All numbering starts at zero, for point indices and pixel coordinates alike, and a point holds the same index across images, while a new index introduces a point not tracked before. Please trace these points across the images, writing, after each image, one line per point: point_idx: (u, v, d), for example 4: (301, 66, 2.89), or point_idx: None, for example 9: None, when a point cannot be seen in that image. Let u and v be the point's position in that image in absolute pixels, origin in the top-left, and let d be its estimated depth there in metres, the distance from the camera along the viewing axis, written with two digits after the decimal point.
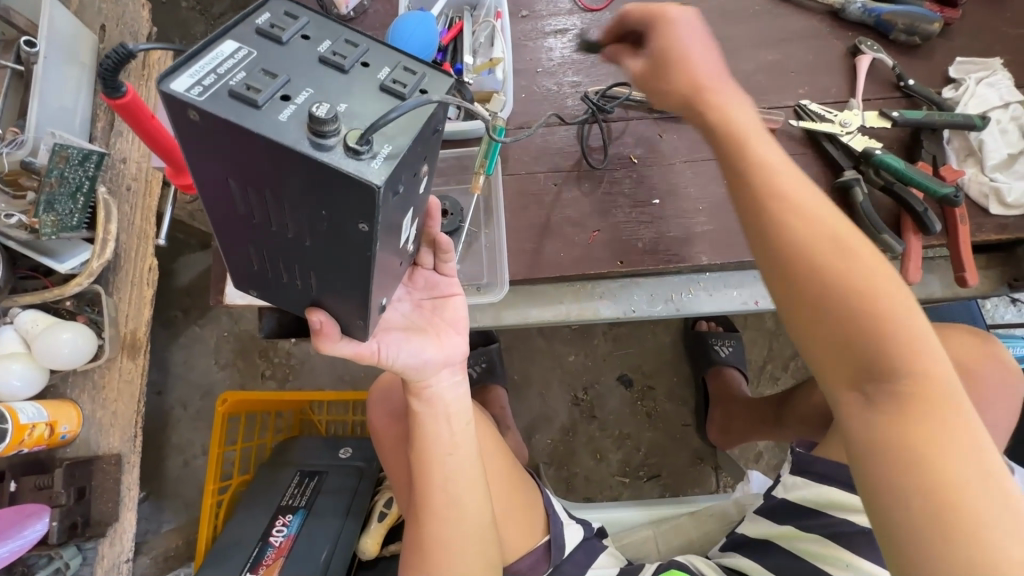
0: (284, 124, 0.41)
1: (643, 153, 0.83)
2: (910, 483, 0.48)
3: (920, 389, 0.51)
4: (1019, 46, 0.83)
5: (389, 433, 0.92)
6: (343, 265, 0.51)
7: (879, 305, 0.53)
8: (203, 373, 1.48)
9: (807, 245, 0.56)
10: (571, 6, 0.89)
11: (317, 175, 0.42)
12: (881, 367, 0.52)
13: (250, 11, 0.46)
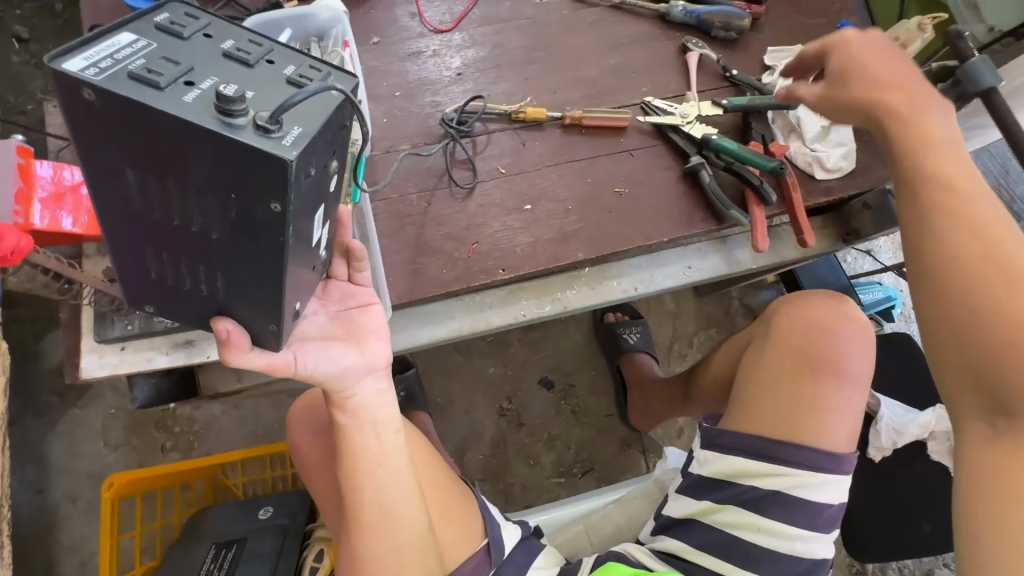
0: (187, 104, 0.41)
1: (509, 163, 0.86)
2: (1018, 486, 0.53)
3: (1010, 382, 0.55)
4: (815, 33, 0.95)
5: (311, 453, 0.85)
6: (256, 255, 0.49)
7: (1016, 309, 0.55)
8: (91, 458, 1.33)
9: (951, 247, 0.59)
10: (421, 29, 0.91)
11: (225, 154, 0.42)
12: (980, 376, 0.56)
13: (147, 10, 0.46)
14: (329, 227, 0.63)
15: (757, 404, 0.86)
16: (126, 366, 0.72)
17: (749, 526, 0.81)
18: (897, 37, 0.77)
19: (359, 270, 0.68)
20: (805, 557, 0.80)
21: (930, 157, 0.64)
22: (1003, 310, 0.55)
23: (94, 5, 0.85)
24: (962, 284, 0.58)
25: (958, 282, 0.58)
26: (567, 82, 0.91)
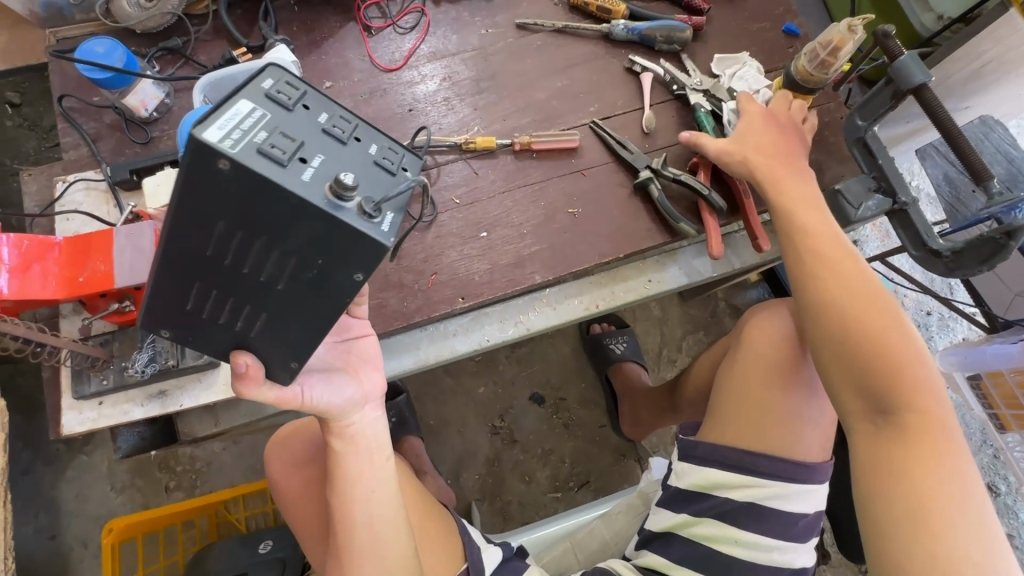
0: (307, 183, 0.46)
1: (463, 192, 0.88)
2: (901, 464, 0.64)
3: (878, 388, 0.67)
4: (760, 38, 0.96)
5: (295, 483, 0.85)
6: (309, 306, 0.53)
7: (875, 333, 0.69)
8: (99, 502, 1.37)
9: (846, 301, 0.71)
10: (371, 70, 0.94)
11: (328, 230, 0.47)
12: (860, 386, 0.68)
13: (252, 76, 0.49)
14: None
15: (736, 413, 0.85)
16: (105, 420, 0.76)
17: (724, 538, 0.79)
18: (831, 40, 0.78)
19: (355, 304, 0.70)
20: (784, 567, 0.79)
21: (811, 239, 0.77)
22: (866, 335, 0.69)
23: (61, 75, 0.90)
24: (840, 319, 0.71)
25: (835, 319, 0.71)
26: (516, 108, 0.93)
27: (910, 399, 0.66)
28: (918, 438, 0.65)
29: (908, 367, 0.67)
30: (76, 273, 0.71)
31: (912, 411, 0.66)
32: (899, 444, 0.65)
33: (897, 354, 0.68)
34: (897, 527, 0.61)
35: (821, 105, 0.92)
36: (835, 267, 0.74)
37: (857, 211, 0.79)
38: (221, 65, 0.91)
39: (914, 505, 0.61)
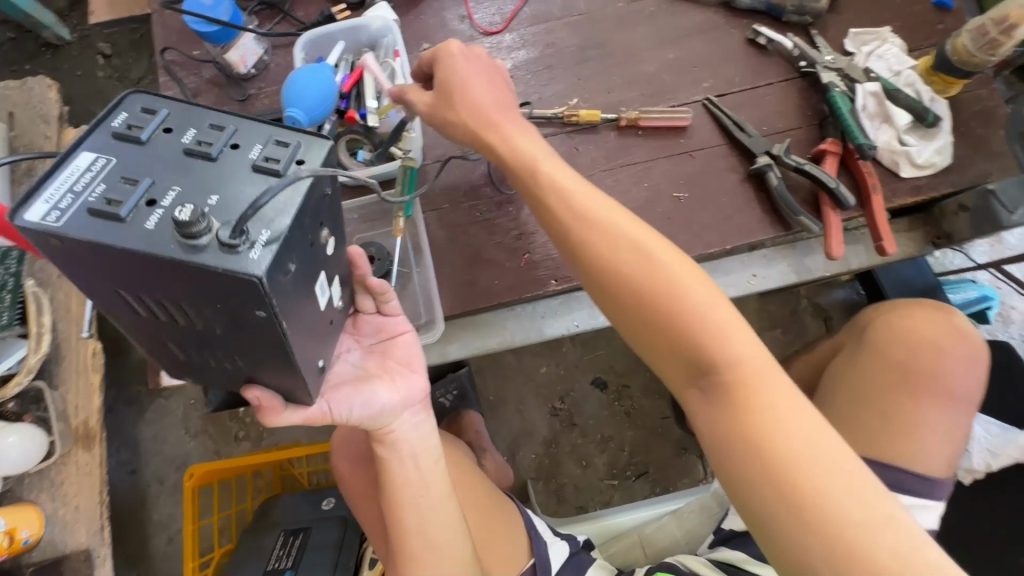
0: (154, 232, 0.40)
1: (562, 169, 0.83)
2: (748, 455, 0.53)
3: (710, 368, 0.55)
4: (905, 11, 0.85)
5: (358, 478, 0.87)
6: (251, 346, 0.49)
7: (668, 303, 0.57)
8: (174, 444, 1.45)
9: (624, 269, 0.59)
10: (470, 33, 0.89)
11: (205, 280, 0.41)
12: (699, 366, 0.56)
13: (102, 115, 0.44)
14: (341, 273, 0.59)
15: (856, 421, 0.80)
16: None
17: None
18: (1007, 16, 0.69)
19: (384, 303, 0.64)
20: None
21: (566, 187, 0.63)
22: (662, 306, 0.57)
23: (165, 27, 0.90)
24: (638, 294, 0.58)
25: (608, 284, 0.60)
26: (622, 80, 0.86)
27: (718, 368, 0.55)
28: (757, 423, 0.53)
29: (721, 341, 0.55)
30: None
31: (775, 393, 0.54)
32: (772, 427, 0.53)
33: (706, 323, 0.56)
34: (778, 518, 0.52)
35: (971, 91, 0.82)
36: (626, 242, 0.60)
37: (1012, 217, 0.71)
38: (319, 22, 0.88)
39: (790, 492, 0.51)
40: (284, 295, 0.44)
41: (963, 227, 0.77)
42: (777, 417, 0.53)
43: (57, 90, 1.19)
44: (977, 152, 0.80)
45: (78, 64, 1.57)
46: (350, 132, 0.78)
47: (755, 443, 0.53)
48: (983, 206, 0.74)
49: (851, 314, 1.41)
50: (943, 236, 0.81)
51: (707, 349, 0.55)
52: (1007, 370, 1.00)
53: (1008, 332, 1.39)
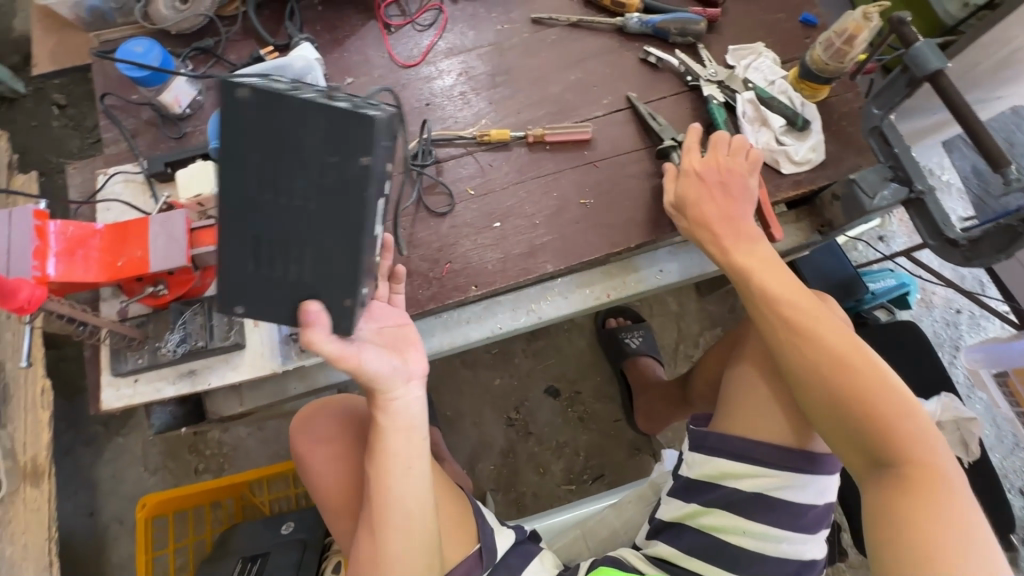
0: (308, 98, 0.54)
1: (478, 184, 0.90)
2: (850, 410, 0.67)
3: (800, 353, 0.71)
4: (777, 28, 0.96)
5: (335, 449, 0.88)
6: (341, 225, 0.58)
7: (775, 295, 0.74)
8: (134, 482, 1.45)
9: (803, 326, 0.72)
10: (391, 67, 0.97)
11: (336, 123, 0.54)
12: (787, 347, 0.72)
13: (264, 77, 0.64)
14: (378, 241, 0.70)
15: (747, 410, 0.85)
16: (139, 397, 0.80)
17: (734, 528, 0.79)
18: (846, 29, 0.78)
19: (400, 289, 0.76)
20: (793, 558, 0.79)
21: (748, 258, 0.77)
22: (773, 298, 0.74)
23: (104, 74, 0.96)
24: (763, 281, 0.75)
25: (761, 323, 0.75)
26: (530, 101, 0.94)
27: (803, 358, 0.71)
28: (861, 388, 0.67)
29: (812, 322, 0.72)
30: (115, 258, 0.76)
31: (854, 367, 0.69)
32: (847, 386, 0.68)
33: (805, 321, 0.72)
34: (864, 449, 0.67)
35: (838, 95, 0.91)
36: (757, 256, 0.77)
37: (873, 201, 0.79)
38: (249, 63, 0.95)
39: (872, 431, 0.66)
40: (380, 158, 0.57)
41: (839, 214, 0.85)
42: (899, 444, 0.65)
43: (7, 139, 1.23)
44: (847, 148, 0.89)
45: (34, 114, 1.62)
46: None
47: (866, 404, 0.67)
48: (850, 193, 0.82)
49: None
50: (827, 224, 0.89)
51: (804, 337, 0.71)
52: (910, 346, 1.08)
53: (930, 316, 1.48)
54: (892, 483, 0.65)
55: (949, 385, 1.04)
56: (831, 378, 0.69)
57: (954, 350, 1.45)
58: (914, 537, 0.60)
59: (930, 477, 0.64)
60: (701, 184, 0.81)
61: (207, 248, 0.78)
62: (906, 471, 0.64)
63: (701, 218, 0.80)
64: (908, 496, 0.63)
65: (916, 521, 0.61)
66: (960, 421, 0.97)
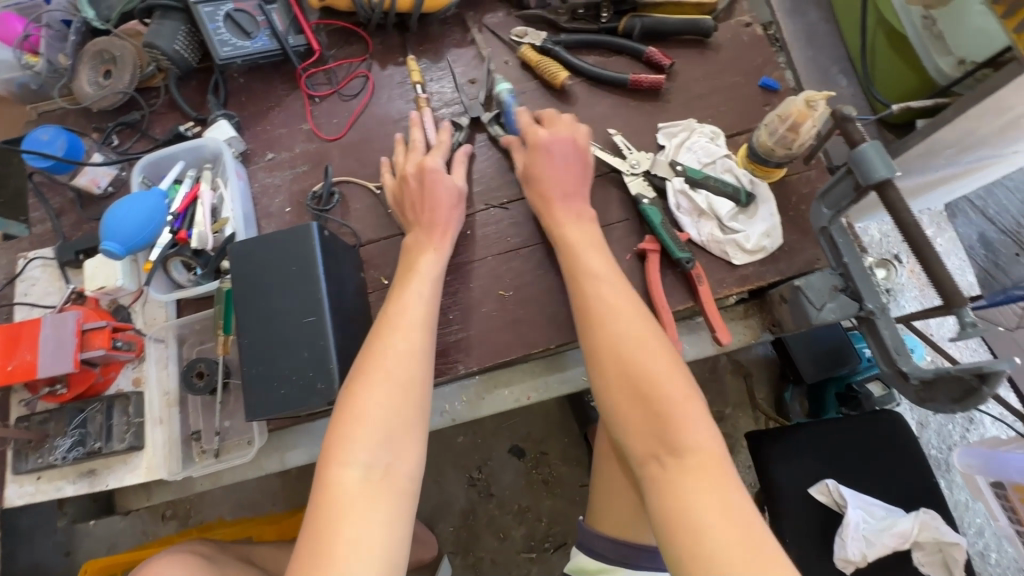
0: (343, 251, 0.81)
1: (394, 272, 0.84)
2: (637, 393, 0.61)
3: (604, 336, 0.66)
4: (732, 96, 0.85)
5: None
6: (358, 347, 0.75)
7: (585, 282, 0.71)
8: (107, 525, 1.48)
9: (605, 299, 0.69)
10: (314, 140, 0.92)
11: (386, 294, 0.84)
12: (596, 347, 0.66)
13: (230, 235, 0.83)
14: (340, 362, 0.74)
15: (600, 485, 0.75)
16: (39, 496, 0.79)
17: None
18: (789, 115, 0.68)
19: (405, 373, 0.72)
20: None
21: (565, 251, 0.74)
22: (585, 284, 0.71)
23: None
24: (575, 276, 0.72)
25: (580, 296, 0.70)
26: None
27: (604, 341, 0.66)
28: (652, 372, 0.62)
29: (614, 308, 0.68)
30: (6, 362, 0.74)
31: (650, 356, 0.63)
32: (638, 368, 0.62)
33: (609, 302, 0.68)
34: (649, 437, 0.59)
35: (798, 173, 0.80)
36: (577, 253, 0.73)
37: (820, 313, 0.68)
38: (170, 140, 0.92)
39: (653, 414, 0.60)
40: (377, 304, 0.83)
41: (787, 318, 0.75)
42: (678, 416, 0.59)
43: None
44: (806, 238, 0.78)
45: None
46: (180, 254, 0.81)
47: (652, 386, 0.61)
48: (797, 300, 0.71)
49: (769, 372, 1.37)
50: (777, 324, 0.79)
51: (603, 321, 0.67)
52: (890, 445, 0.95)
53: None
54: (660, 472, 0.57)
55: (935, 495, 0.92)
56: (626, 351, 0.64)
57: (967, 424, 1.31)
58: (672, 507, 0.54)
59: (706, 471, 0.55)
60: (559, 155, 0.78)
61: (98, 350, 0.76)
62: (677, 463, 0.56)
63: (568, 244, 0.74)
64: (676, 488, 0.55)
65: (674, 501, 0.54)
66: (941, 543, 0.85)
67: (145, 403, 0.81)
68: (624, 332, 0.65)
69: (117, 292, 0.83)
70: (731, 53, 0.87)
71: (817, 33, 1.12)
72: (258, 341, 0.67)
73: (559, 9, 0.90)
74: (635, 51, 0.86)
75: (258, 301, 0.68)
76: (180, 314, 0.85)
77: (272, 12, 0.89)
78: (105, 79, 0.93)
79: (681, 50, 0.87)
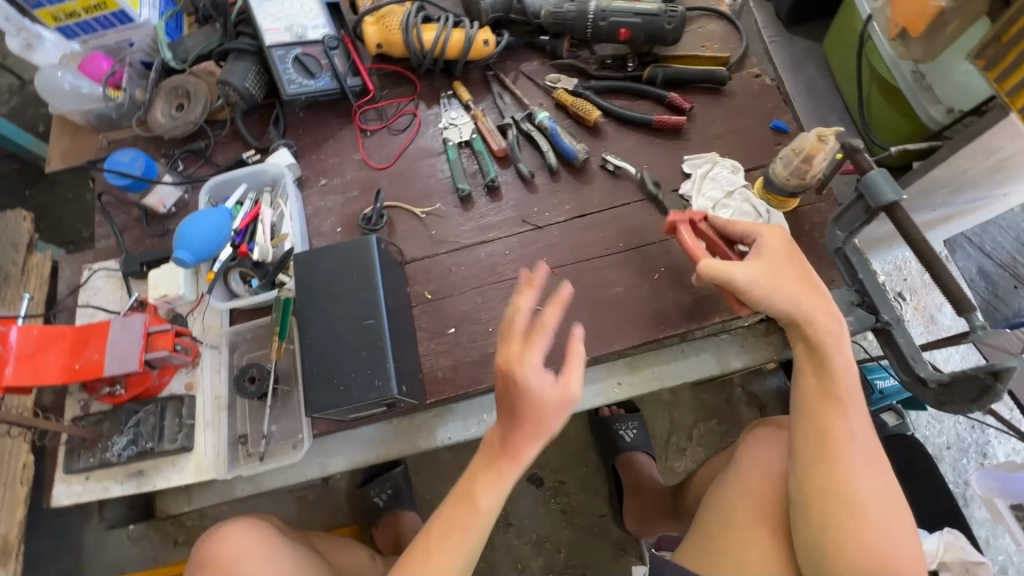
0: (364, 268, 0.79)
1: (436, 287, 0.90)
2: (869, 559, 0.60)
3: (832, 483, 0.63)
4: (747, 136, 0.95)
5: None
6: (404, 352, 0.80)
7: (843, 426, 0.65)
8: (116, 550, 1.46)
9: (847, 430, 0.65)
10: (364, 169, 1.00)
11: (430, 308, 0.89)
12: (827, 467, 0.64)
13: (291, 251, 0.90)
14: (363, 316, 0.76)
15: (707, 527, 0.77)
16: (87, 495, 0.82)
17: None
18: (803, 148, 0.76)
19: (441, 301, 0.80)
20: None
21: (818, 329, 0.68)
22: (840, 425, 0.65)
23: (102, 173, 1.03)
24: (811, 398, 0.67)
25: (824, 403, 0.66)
26: (493, 205, 0.95)
27: (843, 480, 0.63)
28: (891, 533, 0.61)
29: (865, 451, 0.64)
30: (73, 361, 0.79)
31: (883, 511, 0.62)
32: (881, 534, 0.60)
33: (863, 451, 0.64)
34: None
35: (810, 205, 0.87)
36: (842, 370, 0.67)
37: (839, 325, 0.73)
38: (233, 166, 1.01)
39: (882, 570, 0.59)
40: (421, 316, 0.89)
41: None
42: None
43: (30, 221, 1.33)
44: (819, 262, 0.85)
45: (71, 187, 1.78)
46: (240, 266, 0.87)
47: (889, 557, 0.60)
48: None
49: (784, 403, 1.40)
50: None
51: (842, 451, 0.64)
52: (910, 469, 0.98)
53: (953, 417, 1.36)
54: None
55: (956, 517, 0.93)
56: (850, 503, 0.62)
57: (980, 457, 1.32)
58: None
59: None
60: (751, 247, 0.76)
61: (161, 352, 0.81)
62: None
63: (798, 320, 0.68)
64: None
65: None
66: (966, 563, 0.86)
67: (197, 406, 0.85)
68: (866, 470, 0.63)
69: (177, 300, 0.89)
70: (742, 98, 0.97)
71: (816, 87, 1.25)
72: (317, 342, 0.72)
73: (590, 60, 1.02)
74: (658, 95, 0.97)
75: (319, 305, 0.73)
76: (233, 322, 0.91)
77: (335, 56, 0.99)
78: (177, 111, 1.02)
79: (698, 96, 0.98)
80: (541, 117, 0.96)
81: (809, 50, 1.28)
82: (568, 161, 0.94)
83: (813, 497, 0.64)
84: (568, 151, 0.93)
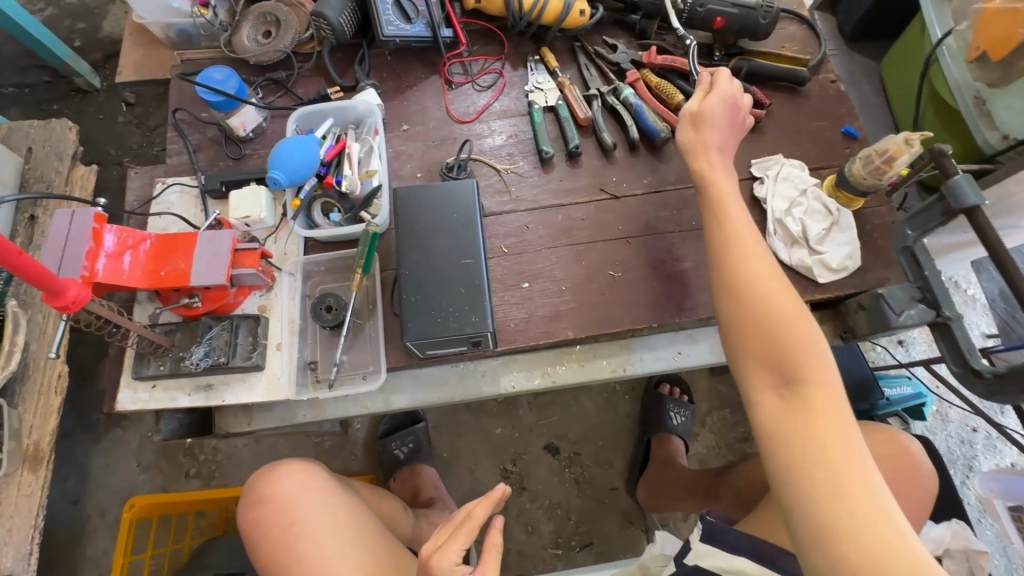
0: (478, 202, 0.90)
1: (512, 243, 0.93)
2: (812, 494, 0.59)
3: (786, 364, 0.67)
4: (819, 137, 1.00)
5: (278, 512, 0.82)
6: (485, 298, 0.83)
7: (803, 355, 0.66)
8: (124, 476, 1.44)
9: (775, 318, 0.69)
10: (446, 119, 1.01)
11: (506, 261, 0.92)
12: (780, 360, 0.67)
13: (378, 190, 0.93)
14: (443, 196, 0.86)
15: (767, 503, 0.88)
16: (153, 403, 0.82)
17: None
18: (886, 149, 0.81)
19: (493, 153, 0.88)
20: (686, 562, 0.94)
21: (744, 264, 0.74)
22: (797, 355, 0.67)
23: (179, 89, 1.02)
24: (752, 340, 0.70)
25: (752, 314, 0.71)
26: (572, 171, 0.98)
27: (797, 363, 0.67)
28: (797, 405, 0.64)
29: (804, 332, 0.68)
30: (158, 267, 0.79)
31: (809, 379, 0.65)
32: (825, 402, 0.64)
33: (816, 383, 0.65)
34: (805, 474, 0.60)
35: (873, 207, 0.93)
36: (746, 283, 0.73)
37: (900, 318, 0.79)
38: (316, 100, 1.01)
39: (808, 452, 0.61)
40: (496, 268, 0.91)
41: (863, 322, 0.87)
42: (829, 448, 0.61)
43: (76, 132, 1.30)
44: (878, 261, 0.90)
45: (103, 108, 1.73)
46: (325, 196, 0.89)
47: (810, 420, 0.63)
48: (876, 307, 0.83)
49: None
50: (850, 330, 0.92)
51: (786, 339, 0.68)
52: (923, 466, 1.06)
53: (945, 431, 1.45)
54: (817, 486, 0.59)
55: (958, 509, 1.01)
56: (796, 388, 0.65)
57: (967, 470, 1.41)
58: (829, 518, 0.57)
59: (850, 461, 0.59)
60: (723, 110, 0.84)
61: (247, 269, 0.81)
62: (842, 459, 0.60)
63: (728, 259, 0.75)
64: (846, 495, 0.57)
65: (821, 520, 0.57)
66: (971, 552, 0.94)
67: (270, 327, 0.86)
68: (783, 351, 0.67)
69: (256, 224, 0.89)
70: (817, 101, 1.02)
71: (869, 104, 1.31)
72: (414, 274, 0.74)
73: (676, 45, 1.05)
74: (739, 87, 1.01)
75: (421, 240, 0.76)
76: (307, 252, 0.92)
77: (432, 5, 1.00)
78: (264, 38, 1.02)
79: (776, 93, 1.02)
80: (627, 93, 0.98)
81: (865, 69, 1.34)
82: (649, 139, 0.98)
83: (767, 388, 0.67)
84: (652, 128, 0.96)
